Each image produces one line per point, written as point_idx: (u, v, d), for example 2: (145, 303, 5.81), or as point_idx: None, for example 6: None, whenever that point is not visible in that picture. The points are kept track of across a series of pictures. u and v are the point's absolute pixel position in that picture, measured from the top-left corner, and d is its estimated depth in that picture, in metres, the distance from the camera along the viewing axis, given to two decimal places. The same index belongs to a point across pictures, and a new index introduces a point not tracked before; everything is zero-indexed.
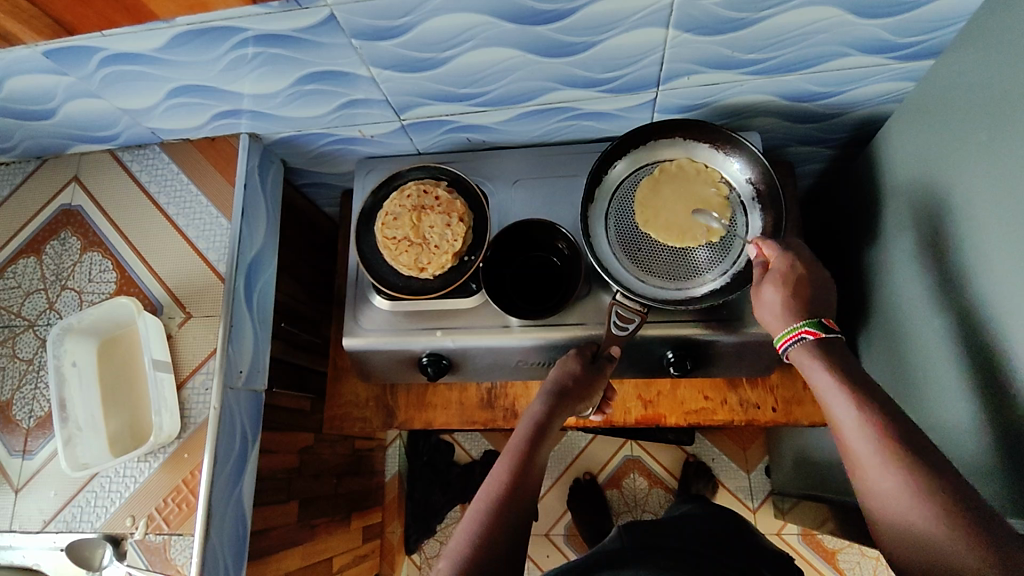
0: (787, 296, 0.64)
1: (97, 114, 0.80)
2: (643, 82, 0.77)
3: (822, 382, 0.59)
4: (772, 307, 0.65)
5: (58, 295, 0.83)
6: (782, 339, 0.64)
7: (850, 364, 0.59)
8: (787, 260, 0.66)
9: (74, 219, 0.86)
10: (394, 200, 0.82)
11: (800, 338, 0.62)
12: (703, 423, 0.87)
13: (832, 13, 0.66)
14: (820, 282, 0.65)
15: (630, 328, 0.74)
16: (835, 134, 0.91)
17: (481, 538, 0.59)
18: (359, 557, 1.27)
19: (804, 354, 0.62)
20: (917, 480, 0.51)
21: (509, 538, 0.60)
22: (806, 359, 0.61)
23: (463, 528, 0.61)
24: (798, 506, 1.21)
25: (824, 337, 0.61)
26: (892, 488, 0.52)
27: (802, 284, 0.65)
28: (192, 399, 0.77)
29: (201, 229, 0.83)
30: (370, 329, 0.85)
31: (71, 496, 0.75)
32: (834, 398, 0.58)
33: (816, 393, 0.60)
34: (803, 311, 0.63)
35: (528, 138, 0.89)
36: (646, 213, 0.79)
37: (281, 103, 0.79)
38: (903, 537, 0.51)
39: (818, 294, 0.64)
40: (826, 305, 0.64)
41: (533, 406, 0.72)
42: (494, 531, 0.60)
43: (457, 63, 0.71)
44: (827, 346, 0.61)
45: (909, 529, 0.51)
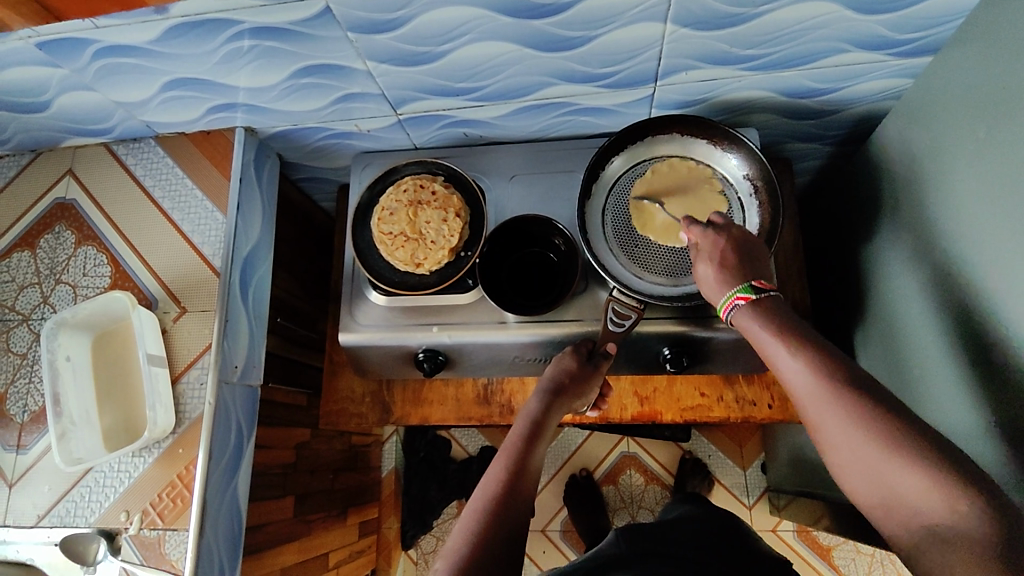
0: (717, 269, 0.65)
1: (91, 107, 0.79)
2: (641, 77, 0.76)
3: (763, 340, 0.60)
4: (709, 281, 0.66)
5: (52, 289, 0.83)
6: (722, 307, 0.64)
7: (790, 322, 0.60)
8: (710, 236, 0.67)
9: (68, 213, 0.86)
10: (390, 195, 0.82)
11: (735, 305, 0.63)
12: (699, 420, 0.87)
13: (831, 8, 0.66)
14: (749, 250, 0.66)
15: (627, 324, 0.74)
16: (833, 131, 0.90)
17: (480, 534, 0.59)
18: (355, 553, 1.27)
19: (744, 318, 0.62)
20: (868, 428, 0.50)
21: (508, 534, 0.60)
22: (747, 321, 0.62)
23: (462, 525, 0.60)
24: (794, 503, 1.21)
25: (755, 299, 0.62)
26: (844, 436, 0.52)
27: (729, 253, 0.66)
28: (186, 394, 0.76)
29: (196, 223, 0.83)
30: (366, 325, 0.84)
31: (65, 491, 0.75)
32: (778, 356, 0.58)
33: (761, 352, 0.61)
34: (735, 279, 0.64)
35: (525, 133, 0.89)
36: (645, 215, 0.78)
37: (277, 96, 0.78)
38: (877, 492, 0.51)
39: (749, 261, 0.65)
40: (762, 273, 0.65)
41: (528, 406, 0.73)
42: (493, 528, 0.60)
43: (454, 57, 0.71)
44: (762, 305, 0.61)
45: (874, 479, 0.50)
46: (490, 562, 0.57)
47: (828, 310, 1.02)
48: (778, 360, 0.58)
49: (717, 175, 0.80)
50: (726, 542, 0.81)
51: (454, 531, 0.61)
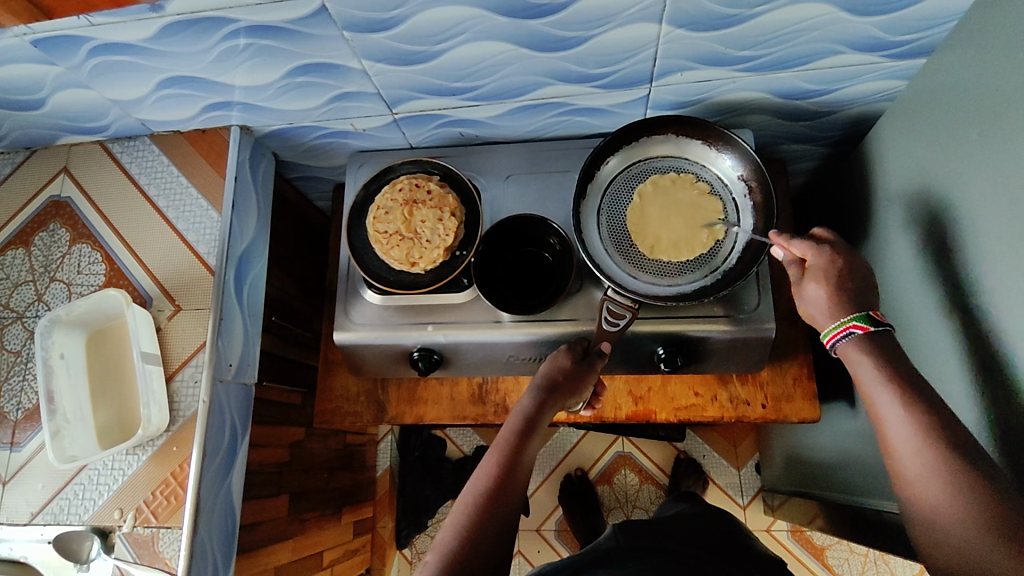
0: (831, 291, 0.64)
1: (87, 105, 0.79)
2: (636, 77, 0.77)
3: (867, 376, 0.60)
4: (818, 303, 0.65)
5: (47, 287, 0.83)
6: (832, 332, 0.64)
7: (899, 361, 0.59)
8: (826, 256, 0.66)
9: (63, 210, 0.85)
10: (386, 194, 0.82)
11: (849, 332, 0.62)
12: (693, 419, 0.87)
13: (825, 10, 0.66)
14: (863, 274, 0.65)
15: (622, 324, 0.74)
16: (827, 132, 0.91)
17: (469, 530, 0.59)
18: (349, 552, 1.27)
19: (852, 349, 0.62)
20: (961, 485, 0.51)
21: (497, 531, 0.60)
22: (854, 354, 0.62)
23: (449, 523, 0.61)
24: (788, 503, 1.21)
25: (871, 332, 0.61)
26: (933, 488, 0.52)
27: (844, 278, 0.65)
28: (181, 392, 0.76)
29: (192, 221, 0.83)
30: (362, 324, 0.84)
31: (58, 489, 0.75)
32: (880, 394, 0.58)
33: (861, 388, 0.61)
34: (849, 307, 0.63)
35: (521, 133, 0.89)
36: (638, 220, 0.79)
37: (273, 95, 0.78)
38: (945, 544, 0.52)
39: (860, 287, 0.64)
40: (872, 297, 0.64)
41: (522, 401, 0.72)
42: (482, 524, 0.60)
43: (450, 57, 0.71)
44: (878, 340, 0.61)
45: (947, 531, 0.51)
46: (477, 559, 0.58)
47: None
48: (876, 398, 0.58)
49: (711, 176, 0.80)
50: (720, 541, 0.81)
51: (444, 527, 0.61)
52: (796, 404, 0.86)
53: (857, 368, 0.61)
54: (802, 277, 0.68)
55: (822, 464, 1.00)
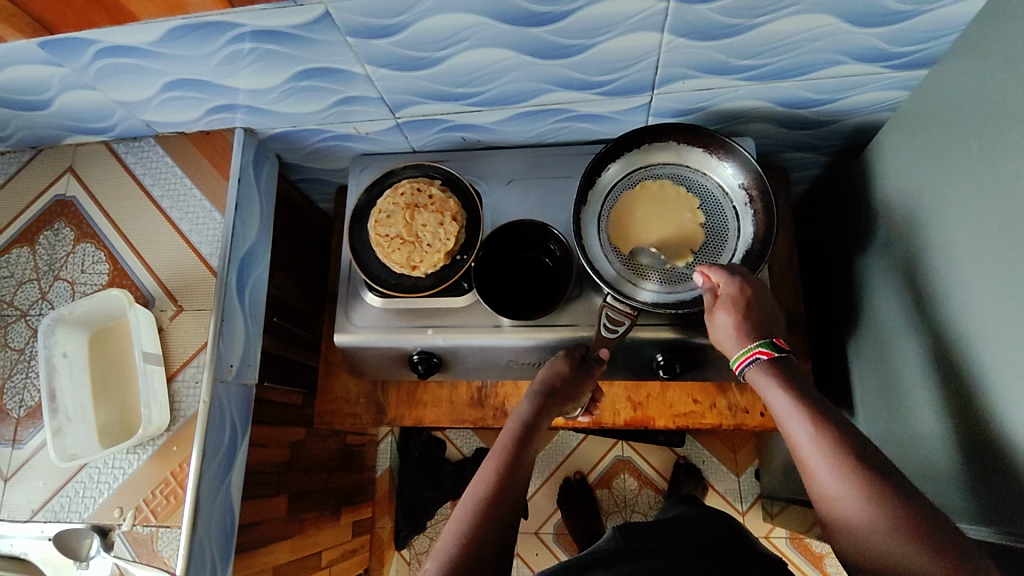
0: (738, 320, 0.65)
1: (93, 106, 0.80)
2: (638, 85, 0.77)
3: (778, 402, 0.60)
4: (726, 331, 0.66)
5: (51, 286, 0.83)
6: (738, 360, 0.65)
7: (803, 382, 0.61)
8: (735, 284, 0.67)
9: (68, 210, 0.86)
10: (388, 198, 0.83)
11: (755, 359, 0.63)
12: (692, 426, 0.87)
13: (826, 21, 0.66)
14: (765, 298, 0.67)
15: (620, 330, 0.74)
16: (829, 141, 0.91)
17: (469, 536, 0.60)
18: (348, 552, 1.28)
19: (762, 376, 0.63)
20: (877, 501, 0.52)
21: (497, 536, 0.61)
22: (764, 381, 0.62)
23: (450, 528, 0.61)
24: (787, 510, 1.21)
25: (776, 357, 0.63)
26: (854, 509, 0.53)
27: (752, 307, 0.66)
28: (182, 392, 0.77)
29: (195, 222, 0.83)
30: (362, 326, 0.85)
31: (59, 487, 0.76)
32: (790, 418, 0.59)
33: (773, 413, 0.61)
34: (754, 333, 0.65)
35: (523, 138, 0.90)
36: (623, 226, 0.80)
37: (276, 98, 0.79)
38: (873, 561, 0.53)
39: (767, 316, 0.66)
40: (773, 320, 0.66)
41: (520, 407, 0.72)
42: (482, 529, 0.60)
43: (452, 63, 0.72)
44: (781, 366, 0.63)
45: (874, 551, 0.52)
46: (477, 565, 0.58)
47: (821, 319, 1.02)
48: (789, 424, 0.59)
49: (712, 184, 0.81)
50: (716, 542, 0.81)
51: (444, 533, 0.61)
52: None
53: (767, 394, 0.62)
54: (713, 305, 0.69)
55: None
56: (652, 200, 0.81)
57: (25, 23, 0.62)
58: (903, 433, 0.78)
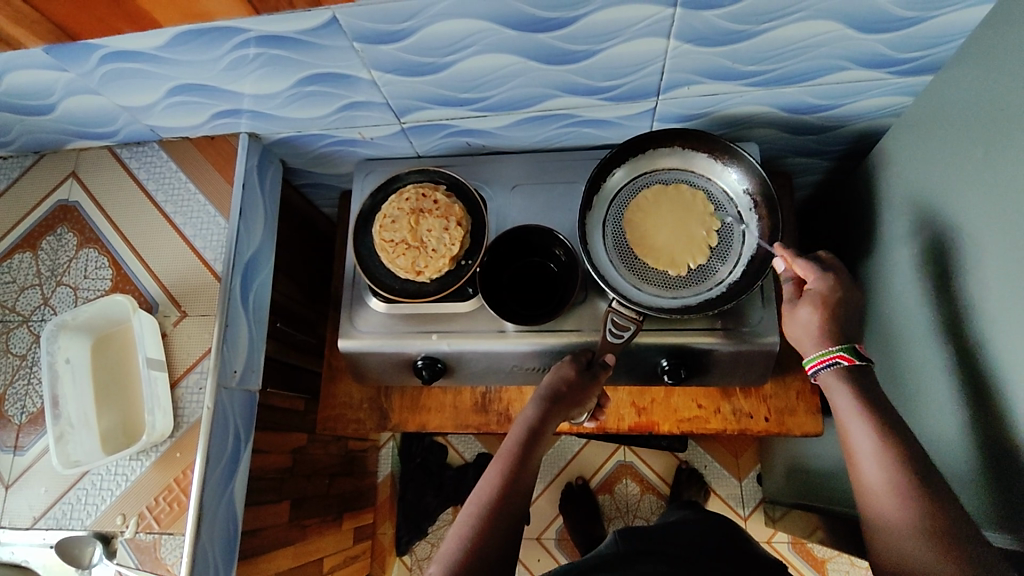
0: (823, 319, 0.65)
1: (97, 110, 0.79)
2: (643, 91, 0.77)
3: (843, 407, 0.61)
4: (806, 328, 0.66)
5: (53, 291, 0.83)
6: (813, 361, 0.65)
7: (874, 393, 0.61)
8: (826, 283, 0.67)
9: (71, 215, 0.86)
10: (392, 203, 0.83)
11: (833, 362, 0.63)
12: (696, 431, 0.87)
13: (832, 27, 0.67)
14: (854, 307, 0.67)
15: (626, 336, 0.74)
16: (833, 146, 0.91)
17: (473, 542, 0.59)
18: (350, 558, 1.27)
19: (833, 378, 0.63)
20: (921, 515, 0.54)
21: (501, 543, 0.60)
22: (834, 383, 0.63)
23: (454, 533, 0.61)
24: (790, 515, 1.21)
25: (857, 365, 0.63)
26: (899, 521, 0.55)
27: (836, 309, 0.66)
28: (185, 398, 0.76)
29: (199, 227, 0.83)
30: (366, 332, 0.85)
31: (61, 494, 0.75)
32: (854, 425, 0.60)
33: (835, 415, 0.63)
34: (837, 336, 0.64)
35: (528, 143, 0.90)
36: (638, 215, 0.80)
37: (281, 103, 0.79)
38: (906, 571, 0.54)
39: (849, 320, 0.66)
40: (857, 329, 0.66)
41: (525, 412, 0.72)
42: (486, 536, 0.60)
43: (458, 69, 0.72)
44: (859, 374, 0.62)
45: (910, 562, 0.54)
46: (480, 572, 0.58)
47: None
48: (851, 429, 0.60)
49: (716, 189, 0.81)
50: (722, 546, 0.81)
51: (448, 539, 0.61)
52: (799, 417, 0.86)
53: (834, 396, 0.63)
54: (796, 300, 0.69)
55: (824, 477, 1.00)
56: (668, 196, 0.81)
57: (47, 30, 0.63)
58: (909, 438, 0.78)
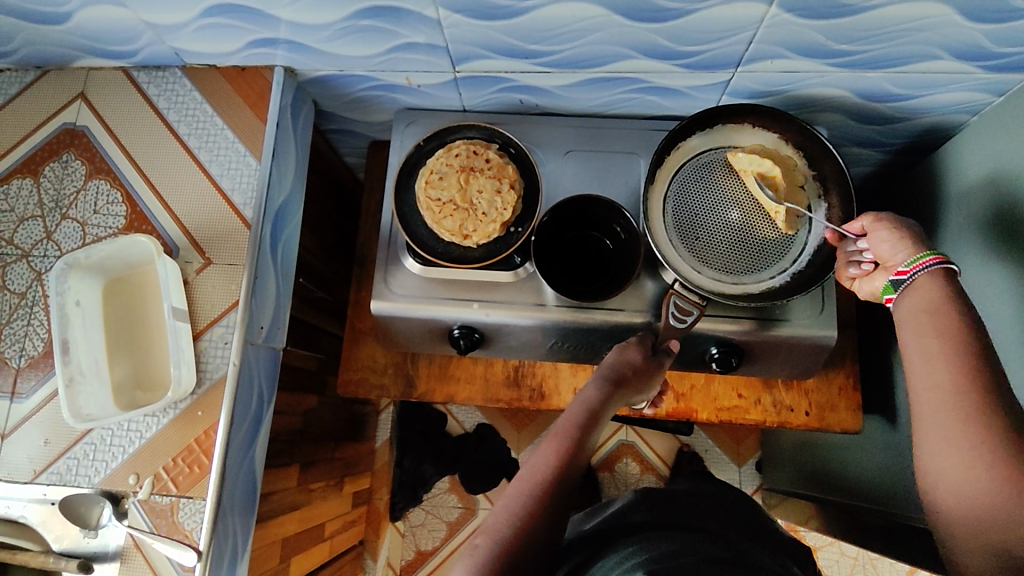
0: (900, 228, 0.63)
1: (117, 25, 0.71)
2: (723, 60, 0.72)
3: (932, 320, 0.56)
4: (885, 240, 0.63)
5: (57, 224, 0.75)
6: (915, 262, 0.59)
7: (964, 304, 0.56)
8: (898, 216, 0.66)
9: (79, 140, 0.77)
10: (440, 157, 0.77)
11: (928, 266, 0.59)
12: (735, 421, 0.85)
13: (938, 11, 0.63)
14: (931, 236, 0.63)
15: (688, 321, 0.71)
16: (896, 139, 0.88)
17: (523, 521, 0.57)
18: (347, 523, 1.24)
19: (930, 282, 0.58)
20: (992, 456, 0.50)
21: (551, 524, 0.58)
22: (922, 292, 0.58)
23: (502, 509, 0.58)
24: (788, 503, 1.22)
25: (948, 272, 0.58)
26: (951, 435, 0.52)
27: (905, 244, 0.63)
28: (209, 352, 0.70)
29: (226, 166, 0.76)
30: (401, 295, 0.79)
31: (65, 448, 0.68)
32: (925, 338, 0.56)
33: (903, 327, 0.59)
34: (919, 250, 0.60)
35: (585, 107, 0.84)
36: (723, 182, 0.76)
37: (329, 37, 0.71)
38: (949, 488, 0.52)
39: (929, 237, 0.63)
40: None
41: (586, 390, 0.67)
42: (534, 517, 0.57)
43: (534, 15, 0.65)
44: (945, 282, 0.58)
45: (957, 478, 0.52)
46: (527, 552, 0.56)
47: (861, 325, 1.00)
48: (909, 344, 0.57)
49: None
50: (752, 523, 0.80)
51: (494, 512, 0.58)
52: (840, 414, 0.84)
53: (906, 309, 0.59)
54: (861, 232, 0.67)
55: (842, 472, 1.00)
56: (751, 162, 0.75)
57: None
58: None
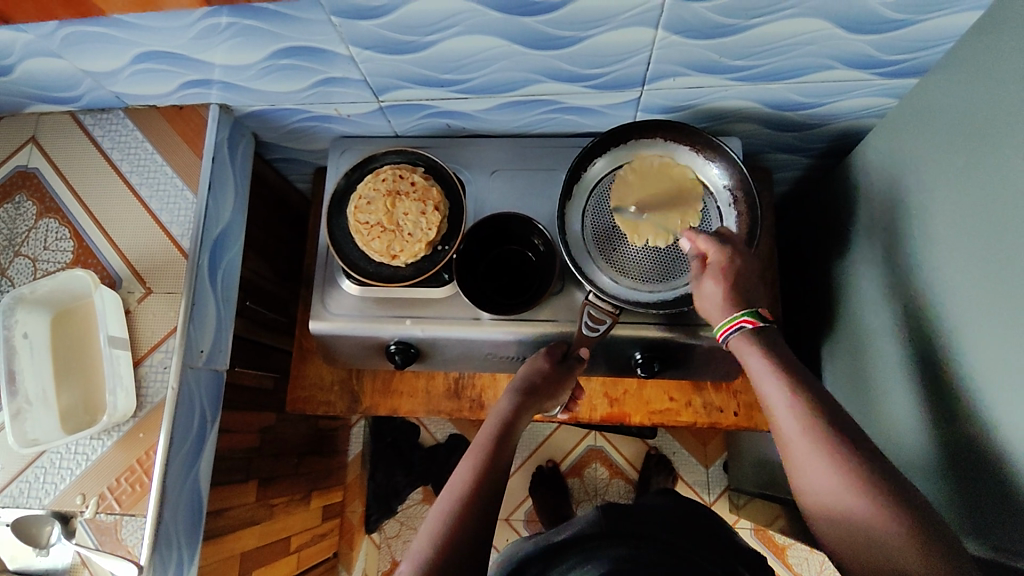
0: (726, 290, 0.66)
1: (57, 74, 0.75)
2: (628, 81, 0.75)
3: (756, 366, 0.63)
4: (713, 300, 0.67)
5: (10, 261, 0.80)
6: (723, 328, 0.66)
7: (780, 347, 0.64)
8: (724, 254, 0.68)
9: (31, 182, 0.82)
10: (368, 183, 0.80)
11: (739, 326, 0.65)
12: (667, 424, 0.88)
13: (819, 26, 0.65)
14: (751, 275, 0.68)
15: (602, 329, 0.74)
16: (814, 144, 0.91)
17: (446, 538, 0.59)
18: (317, 536, 1.27)
19: (742, 343, 0.65)
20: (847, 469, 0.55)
21: (475, 535, 0.60)
22: (743, 346, 0.65)
23: (427, 528, 0.61)
24: (753, 503, 1.24)
25: (759, 326, 0.65)
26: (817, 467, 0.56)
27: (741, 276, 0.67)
28: (149, 377, 0.75)
29: (165, 201, 0.80)
30: (338, 314, 0.83)
31: (18, 472, 0.73)
32: (765, 382, 0.62)
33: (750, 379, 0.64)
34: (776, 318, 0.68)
35: (509, 128, 0.88)
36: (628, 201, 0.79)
37: (254, 75, 0.76)
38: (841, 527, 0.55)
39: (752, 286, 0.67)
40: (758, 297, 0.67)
41: (501, 403, 0.72)
42: (458, 531, 0.60)
43: (439, 48, 0.69)
44: (763, 337, 0.64)
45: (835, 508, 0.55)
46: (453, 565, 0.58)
47: (798, 325, 1.03)
48: (763, 388, 0.62)
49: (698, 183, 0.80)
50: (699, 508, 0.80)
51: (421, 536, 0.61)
52: (767, 413, 0.87)
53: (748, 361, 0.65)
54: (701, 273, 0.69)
55: (787, 469, 1.03)
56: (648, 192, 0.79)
57: None
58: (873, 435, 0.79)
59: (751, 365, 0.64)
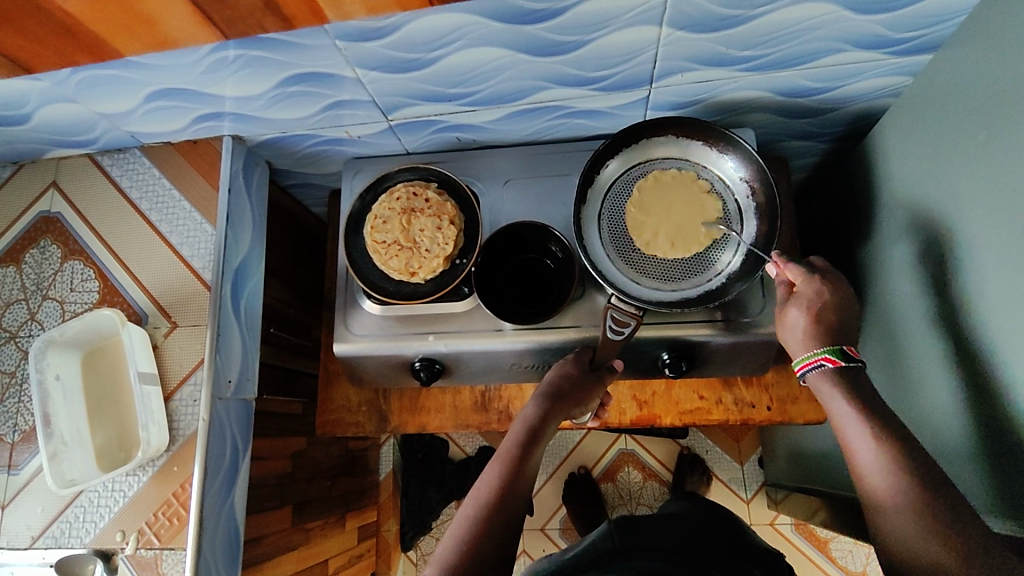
0: (810, 322, 0.66)
1: (73, 118, 0.77)
2: (634, 80, 0.75)
3: (839, 410, 0.62)
4: (796, 330, 0.67)
5: (39, 305, 0.81)
6: (801, 364, 0.66)
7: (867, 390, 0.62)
8: (812, 287, 0.67)
9: (54, 226, 0.84)
10: (383, 203, 0.81)
11: (819, 365, 0.64)
12: (698, 423, 0.87)
13: (826, 9, 0.64)
14: (846, 303, 0.66)
15: (626, 332, 0.72)
16: (829, 129, 0.89)
17: (469, 543, 0.59)
18: (354, 557, 1.27)
19: (821, 381, 0.64)
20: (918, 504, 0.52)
21: (498, 543, 0.60)
22: (823, 387, 0.64)
23: (451, 536, 0.60)
24: (791, 497, 1.22)
25: (842, 365, 0.63)
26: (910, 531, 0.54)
27: (827, 309, 0.66)
28: (180, 411, 0.76)
29: (185, 235, 0.82)
30: (361, 335, 0.83)
31: (58, 512, 0.74)
32: (851, 427, 0.60)
33: (832, 422, 0.63)
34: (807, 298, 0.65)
35: (519, 137, 0.88)
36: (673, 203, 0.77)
37: (264, 105, 0.76)
38: None
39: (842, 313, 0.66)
40: (847, 327, 0.66)
41: (527, 410, 0.72)
42: (481, 538, 0.59)
43: (445, 63, 0.69)
44: (848, 374, 0.63)
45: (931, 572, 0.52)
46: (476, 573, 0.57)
47: None
48: (846, 431, 0.61)
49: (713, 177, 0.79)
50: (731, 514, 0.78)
51: (442, 542, 0.61)
52: (801, 405, 0.85)
53: (828, 401, 0.63)
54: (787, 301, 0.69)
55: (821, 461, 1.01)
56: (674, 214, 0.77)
57: (49, 40, 0.60)
58: (909, 422, 0.77)
59: (835, 409, 0.62)
